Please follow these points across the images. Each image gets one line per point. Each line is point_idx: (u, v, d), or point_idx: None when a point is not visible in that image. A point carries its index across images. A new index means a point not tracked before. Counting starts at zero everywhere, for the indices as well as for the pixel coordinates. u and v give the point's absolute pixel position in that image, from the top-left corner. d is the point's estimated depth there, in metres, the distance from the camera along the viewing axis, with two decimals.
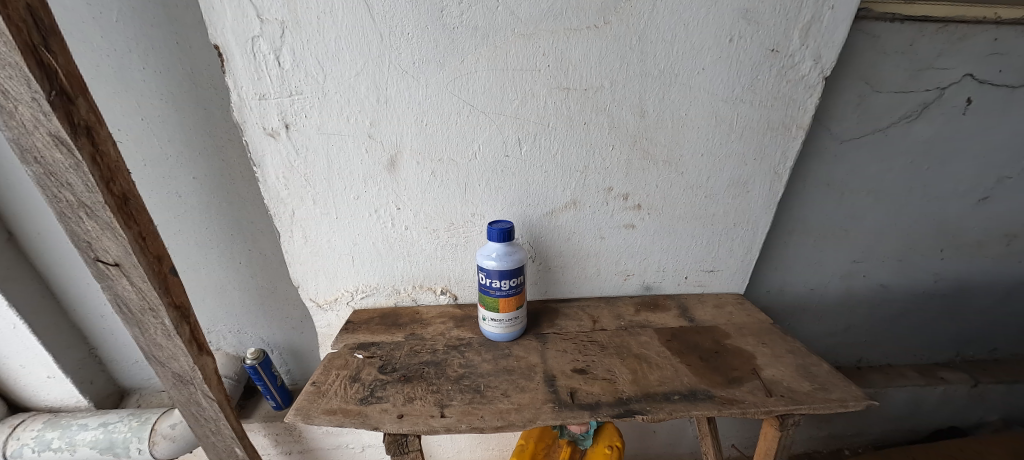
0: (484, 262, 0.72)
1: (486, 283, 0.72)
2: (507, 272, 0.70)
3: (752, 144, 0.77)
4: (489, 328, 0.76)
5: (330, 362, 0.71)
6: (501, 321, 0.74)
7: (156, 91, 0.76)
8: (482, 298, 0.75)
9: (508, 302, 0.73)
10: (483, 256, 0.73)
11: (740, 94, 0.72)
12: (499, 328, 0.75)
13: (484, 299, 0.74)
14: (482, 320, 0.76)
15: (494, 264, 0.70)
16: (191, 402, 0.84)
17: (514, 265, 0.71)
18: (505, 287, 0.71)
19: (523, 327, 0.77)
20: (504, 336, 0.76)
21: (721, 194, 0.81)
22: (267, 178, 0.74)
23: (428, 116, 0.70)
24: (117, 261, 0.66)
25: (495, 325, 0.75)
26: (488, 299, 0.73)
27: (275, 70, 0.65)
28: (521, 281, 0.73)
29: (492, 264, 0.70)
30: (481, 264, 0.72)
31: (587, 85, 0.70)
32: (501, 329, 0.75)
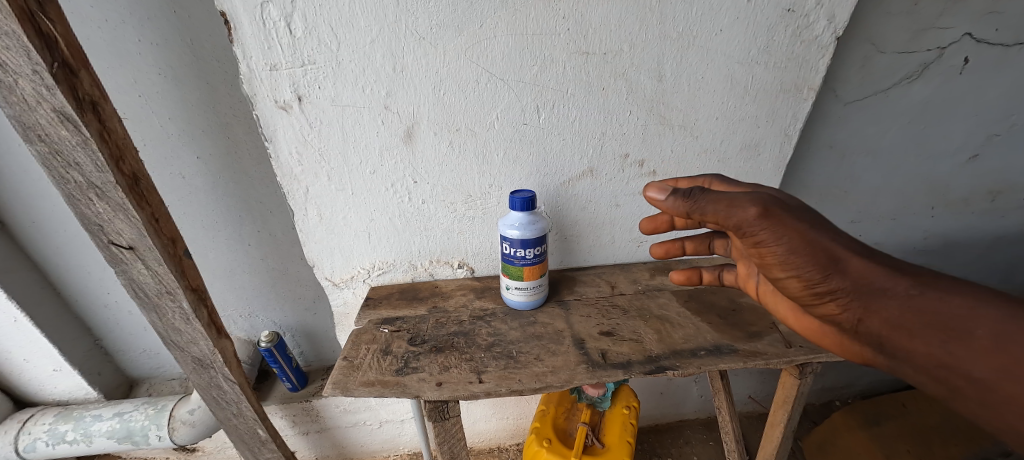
0: (507, 231, 0.72)
1: (509, 252, 0.73)
2: (531, 241, 0.70)
3: (765, 107, 0.77)
4: (512, 297, 0.77)
5: (357, 337, 0.71)
6: (524, 290, 0.75)
7: (151, 64, 0.71)
8: (505, 268, 0.75)
9: (531, 270, 0.74)
10: (505, 225, 0.73)
11: (755, 55, 0.72)
12: (522, 297, 0.76)
13: (507, 268, 0.75)
14: (506, 290, 0.77)
15: (517, 233, 0.71)
16: (212, 386, 0.83)
17: (537, 233, 0.71)
18: (529, 255, 0.72)
19: (545, 294, 0.78)
20: (527, 305, 0.77)
21: (733, 159, 0.82)
22: (280, 154, 0.72)
23: (446, 84, 0.69)
24: (131, 245, 0.64)
25: (519, 294, 0.76)
26: (512, 268, 0.74)
27: (286, 39, 0.62)
28: (544, 249, 0.73)
29: (516, 233, 0.71)
30: (504, 233, 0.72)
31: (607, 49, 0.69)
32: (525, 298, 0.76)
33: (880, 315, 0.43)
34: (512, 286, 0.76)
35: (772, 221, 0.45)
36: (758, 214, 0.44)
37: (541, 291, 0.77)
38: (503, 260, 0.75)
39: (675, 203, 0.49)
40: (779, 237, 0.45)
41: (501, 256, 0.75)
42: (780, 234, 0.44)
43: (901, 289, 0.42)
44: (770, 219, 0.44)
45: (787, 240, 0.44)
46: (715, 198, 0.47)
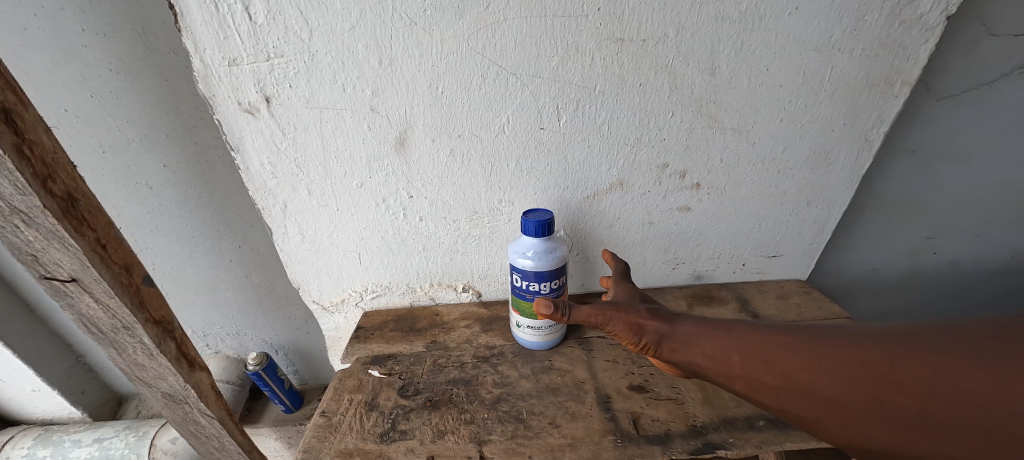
0: (518, 261, 0.60)
1: (520, 286, 0.61)
2: (547, 274, 0.58)
3: (844, 107, 0.61)
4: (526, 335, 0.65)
5: (341, 383, 0.60)
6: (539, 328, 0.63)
7: (100, 59, 0.60)
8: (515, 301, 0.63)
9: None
10: (516, 253, 0.60)
11: (838, 40, 0.56)
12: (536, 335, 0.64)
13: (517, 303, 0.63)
14: (516, 327, 0.65)
15: (531, 264, 0.58)
16: (189, 421, 0.75)
17: (555, 265, 0.59)
18: (545, 291, 0.60)
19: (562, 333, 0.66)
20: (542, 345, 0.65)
21: (796, 169, 0.67)
22: (250, 166, 0.61)
23: (445, 80, 0.56)
24: (73, 277, 0.54)
25: (532, 333, 0.64)
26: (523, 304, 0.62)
27: (245, 26, 0.50)
28: (563, 282, 0.61)
29: (529, 263, 0.58)
30: (514, 263, 0.60)
31: (647, 35, 0.54)
32: (539, 338, 0.64)
33: (678, 354, 0.50)
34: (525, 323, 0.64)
35: (615, 314, 0.52)
36: (602, 312, 0.52)
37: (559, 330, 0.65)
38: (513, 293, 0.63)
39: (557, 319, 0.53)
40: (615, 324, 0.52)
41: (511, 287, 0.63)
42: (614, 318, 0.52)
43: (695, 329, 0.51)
44: (614, 310, 0.52)
45: (625, 327, 0.51)
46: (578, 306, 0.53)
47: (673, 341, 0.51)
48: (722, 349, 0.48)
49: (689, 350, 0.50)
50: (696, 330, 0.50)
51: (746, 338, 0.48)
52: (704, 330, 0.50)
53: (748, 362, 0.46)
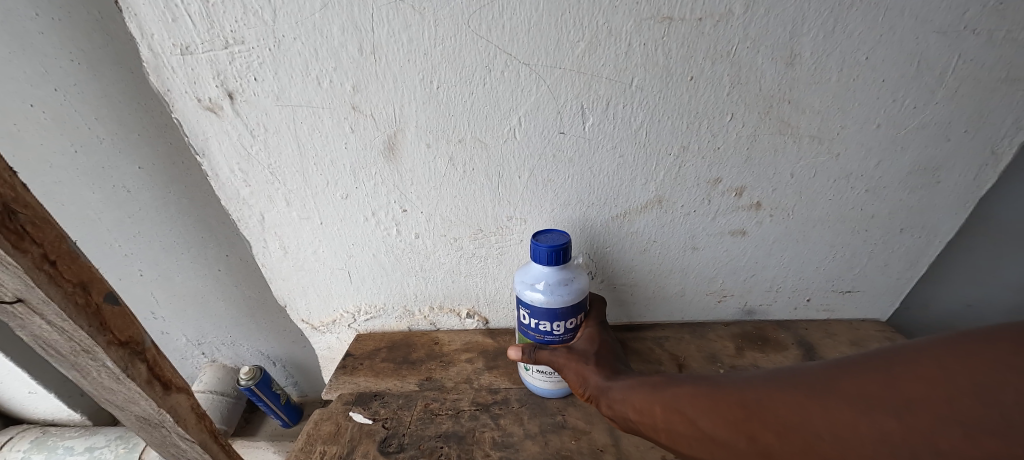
0: (527, 295, 0.49)
1: (528, 324, 0.51)
2: (560, 312, 0.48)
3: (967, 109, 0.46)
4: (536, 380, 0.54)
5: (316, 429, 0.52)
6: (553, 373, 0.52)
7: (59, 47, 0.53)
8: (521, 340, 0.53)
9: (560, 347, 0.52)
10: (524, 283, 0.49)
11: (974, 18, 0.41)
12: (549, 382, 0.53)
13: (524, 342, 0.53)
14: (524, 369, 0.55)
15: (542, 299, 0.48)
16: (168, 444, 0.68)
17: (571, 300, 0.48)
18: (558, 330, 0.50)
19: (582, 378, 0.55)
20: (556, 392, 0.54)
21: (891, 187, 0.52)
22: (218, 172, 0.52)
23: (441, 72, 0.45)
24: (19, 297, 0.47)
25: (541, 380, 0.53)
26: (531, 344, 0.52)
27: (196, 5, 0.41)
28: (579, 321, 0.51)
29: (539, 299, 0.48)
30: (522, 295, 0.49)
31: (704, 12, 0.41)
32: (550, 385, 0.53)
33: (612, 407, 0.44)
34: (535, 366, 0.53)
35: (569, 363, 0.49)
36: (555, 357, 0.49)
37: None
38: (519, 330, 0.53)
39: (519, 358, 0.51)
40: (564, 369, 0.49)
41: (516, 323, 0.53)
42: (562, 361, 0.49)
43: (627, 383, 0.44)
44: (568, 358, 0.49)
45: (574, 377, 0.48)
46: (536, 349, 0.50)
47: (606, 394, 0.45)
48: (642, 400, 0.41)
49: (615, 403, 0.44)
50: (626, 383, 0.44)
51: (658, 384, 0.41)
52: (635, 382, 0.43)
53: (664, 413, 0.38)
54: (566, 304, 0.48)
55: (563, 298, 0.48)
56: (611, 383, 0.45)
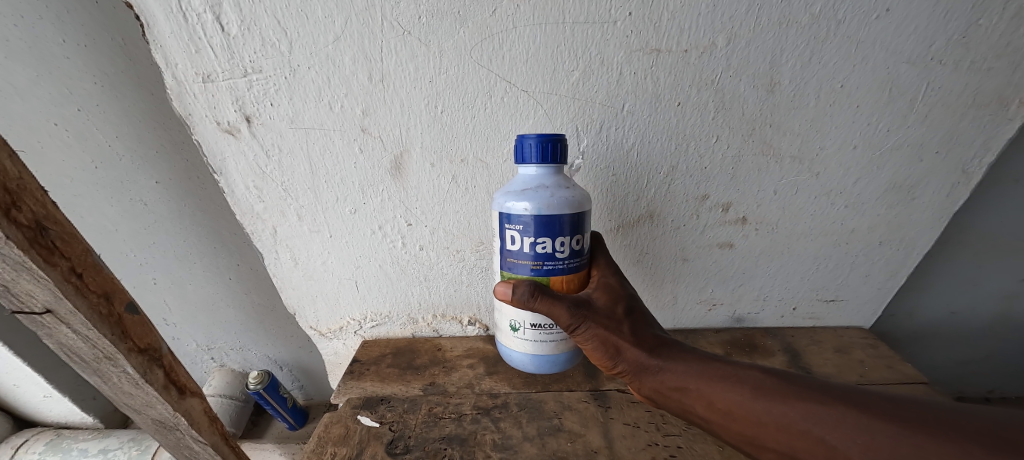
0: (518, 208, 0.45)
1: (523, 245, 0.46)
2: (551, 220, 0.44)
3: (938, 132, 0.49)
4: (523, 342, 0.53)
5: (326, 431, 0.55)
6: (542, 334, 0.51)
7: (85, 71, 0.56)
8: (514, 272, 0.48)
9: (560, 279, 0.48)
10: (512, 197, 0.45)
11: (940, 50, 0.44)
12: (536, 346, 0.52)
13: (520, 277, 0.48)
14: (505, 335, 0.55)
15: (530, 205, 0.44)
16: (182, 446, 0.71)
17: (563, 205, 0.44)
18: (553, 248, 0.45)
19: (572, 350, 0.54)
20: (539, 360, 0.53)
21: (870, 203, 0.55)
22: (234, 188, 0.55)
23: (445, 98, 0.48)
24: (48, 308, 0.50)
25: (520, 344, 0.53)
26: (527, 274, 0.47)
27: (219, 38, 0.44)
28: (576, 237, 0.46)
29: (527, 204, 0.44)
30: (510, 207, 0.45)
31: (689, 45, 0.44)
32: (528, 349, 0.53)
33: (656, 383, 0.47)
34: (526, 324, 0.51)
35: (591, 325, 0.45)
36: (574, 318, 0.45)
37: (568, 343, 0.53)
38: (511, 259, 0.48)
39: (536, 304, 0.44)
40: (590, 338, 0.46)
41: (507, 252, 0.48)
42: (589, 331, 0.46)
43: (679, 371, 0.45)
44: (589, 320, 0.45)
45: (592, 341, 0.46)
46: (545, 300, 0.44)
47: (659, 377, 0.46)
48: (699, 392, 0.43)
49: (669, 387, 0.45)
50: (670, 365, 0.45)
51: (735, 381, 0.42)
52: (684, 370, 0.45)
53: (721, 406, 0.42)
54: (566, 215, 0.44)
55: (563, 205, 0.44)
56: (667, 368, 0.46)
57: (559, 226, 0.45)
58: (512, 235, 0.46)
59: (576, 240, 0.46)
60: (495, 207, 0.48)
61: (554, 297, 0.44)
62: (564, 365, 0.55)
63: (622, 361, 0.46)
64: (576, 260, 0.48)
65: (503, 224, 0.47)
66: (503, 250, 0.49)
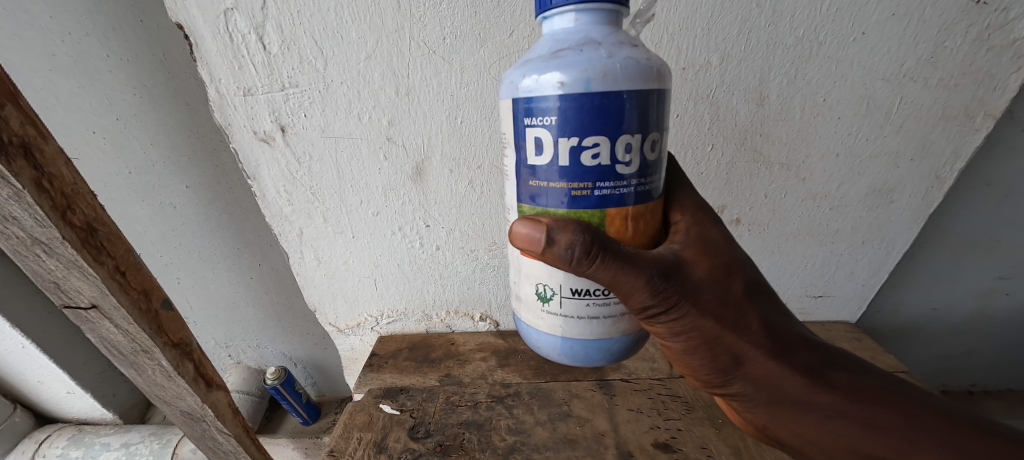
0: (549, 85, 0.27)
1: (556, 152, 0.29)
2: (603, 91, 0.27)
3: (912, 141, 0.54)
4: (555, 319, 0.35)
5: (351, 418, 0.59)
6: (588, 308, 0.34)
7: (125, 83, 0.60)
8: (543, 202, 0.31)
9: (620, 214, 0.31)
10: (537, 69, 0.28)
11: (912, 68, 0.49)
12: (575, 325, 0.34)
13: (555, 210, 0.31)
14: (526, 308, 0.38)
15: (568, 70, 0.27)
16: (207, 438, 0.75)
17: (625, 65, 0.27)
18: (611, 149, 0.28)
19: (633, 335, 0.36)
20: (581, 348, 0.35)
21: (853, 206, 0.60)
22: (265, 192, 0.59)
23: (465, 111, 0.52)
24: (93, 303, 0.54)
25: (550, 320, 0.36)
26: (565, 202, 0.30)
27: (260, 57, 0.48)
28: (644, 129, 0.29)
29: (563, 68, 0.27)
30: (533, 81, 0.28)
31: (687, 63, 0.49)
32: (560, 329, 0.35)
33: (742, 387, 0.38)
34: (562, 290, 0.34)
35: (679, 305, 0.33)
36: (654, 294, 0.32)
37: (626, 324, 0.35)
38: (537, 180, 0.31)
39: (602, 274, 0.30)
40: (688, 331, 0.35)
41: (529, 168, 0.31)
42: (688, 322, 0.34)
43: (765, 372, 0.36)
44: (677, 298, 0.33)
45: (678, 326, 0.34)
46: (607, 264, 0.30)
47: (822, 418, 0.36)
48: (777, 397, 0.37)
49: (839, 436, 0.36)
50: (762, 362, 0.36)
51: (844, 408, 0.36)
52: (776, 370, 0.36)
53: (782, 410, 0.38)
54: (630, 91, 0.27)
55: (624, 73, 0.27)
56: (836, 406, 0.36)
57: (620, 114, 0.27)
58: (538, 137, 0.29)
59: (646, 142, 0.29)
60: (508, 94, 0.31)
61: (624, 257, 0.30)
62: (615, 359, 0.37)
63: (738, 368, 0.36)
64: (644, 178, 0.31)
65: (522, 121, 0.30)
66: (523, 168, 0.32)
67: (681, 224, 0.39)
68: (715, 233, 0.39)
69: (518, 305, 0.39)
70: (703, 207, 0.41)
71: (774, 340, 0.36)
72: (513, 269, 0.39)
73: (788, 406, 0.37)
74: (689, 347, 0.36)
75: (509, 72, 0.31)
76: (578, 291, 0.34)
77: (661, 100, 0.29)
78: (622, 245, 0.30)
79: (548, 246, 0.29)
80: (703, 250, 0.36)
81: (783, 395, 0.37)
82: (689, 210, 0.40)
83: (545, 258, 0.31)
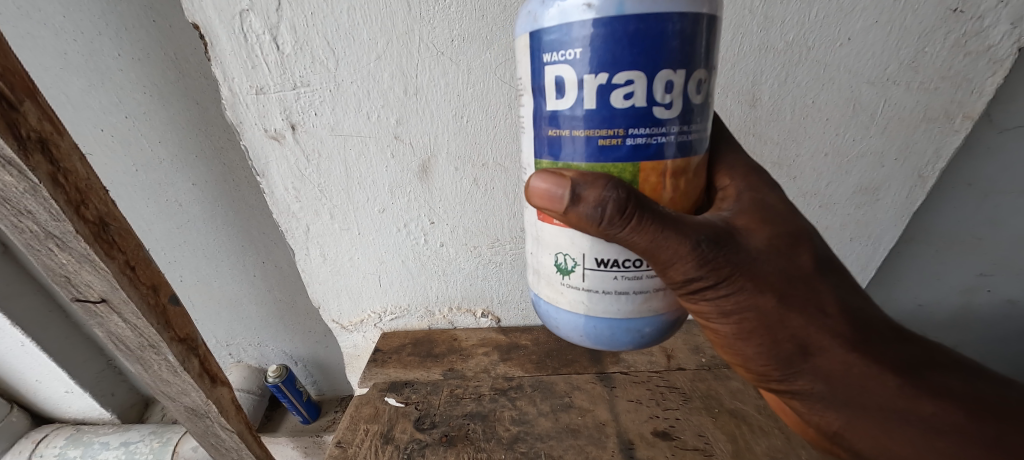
0: (577, 14, 0.26)
1: (582, 94, 0.28)
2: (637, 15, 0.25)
3: (896, 142, 0.57)
4: (575, 293, 0.34)
5: (357, 411, 0.60)
6: (615, 282, 0.33)
7: (136, 82, 0.61)
8: (567, 155, 0.30)
9: (654, 169, 0.29)
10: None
11: (894, 72, 0.52)
12: (598, 302, 0.33)
13: (581, 159, 0.29)
14: (546, 283, 0.37)
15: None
16: (209, 434, 0.76)
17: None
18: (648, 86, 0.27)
19: (664, 315, 0.34)
20: (604, 326, 0.34)
21: (841, 204, 0.63)
22: (274, 190, 0.61)
23: (471, 110, 0.54)
24: (103, 297, 0.55)
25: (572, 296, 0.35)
26: (590, 154, 0.29)
27: (273, 56, 0.50)
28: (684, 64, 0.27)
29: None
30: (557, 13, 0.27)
31: None
32: (581, 307, 0.34)
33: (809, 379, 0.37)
34: (586, 262, 0.33)
35: (732, 281, 0.32)
36: (699, 265, 0.30)
37: (655, 302, 0.34)
38: (559, 125, 0.30)
39: (639, 238, 0.29)
40: (742, 311, 0.34)
41: (551, 114, 0.30)
42: (741, 300, 0.33)
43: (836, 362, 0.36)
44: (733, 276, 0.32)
45: (734, 306, 0.33)
46: (640, 226, 0.28)
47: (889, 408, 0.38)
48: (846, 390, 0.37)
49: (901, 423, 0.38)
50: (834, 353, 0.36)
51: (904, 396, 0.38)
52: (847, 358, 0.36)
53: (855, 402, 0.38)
54: (669, 18, 0.25)
55: None
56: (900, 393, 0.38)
57: (656, 42, 0.26)
58: (560, 77, 0.28)
59: (686, 80, 0.27)
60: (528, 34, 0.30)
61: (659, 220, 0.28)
62: (642, 343, 0.36)
63: (801, 354, 0.36)
64: (684, 125, 0.29)
65: (545, 58, 0.29)
66: (543, 113, 0.31)
67: (731, 189, 0.38)
68: (771, 199, 0.37)
69: (537, 279, 0.38)
70: (753, 171, 0.40)
71: (842, 322, 0.36)
72: (532, 240, 0.38)
73: (876, 412, 0.38)
74: (741, 333, 0.35)
75: (528, 3, 0.30)
76: (601, 263, 0.32)
77: (703, 32, 0.27)
78: (658, 205, 0.29)
79: (572, 204, 0.28)
80: (758, 217, 0.35)
81: (866, 399, 0.38)
82: (739, 175, 0.39)
83: (568, 217, 0.30)
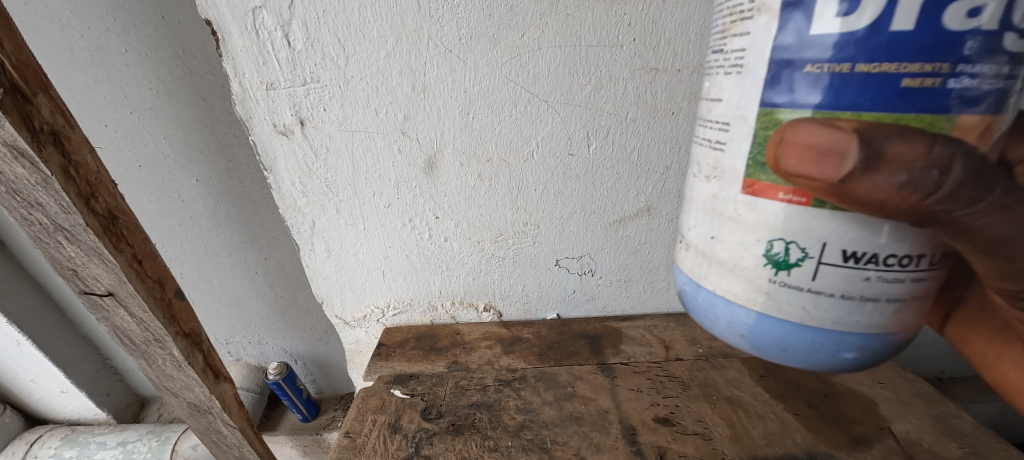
0: None
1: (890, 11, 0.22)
2: None
3: None
4: (788, 291, 0.29)
5: (363, 402, 0.60)
6: (865, 284, 0.27)
7: (142, 78, 0.62)
8: (813, 100, 0.25)
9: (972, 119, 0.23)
10: None
11: None
12: (837, 306, 0.28)
13: (862, 103, 0.23)
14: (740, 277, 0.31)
15: None
16: (211, 430, 0.76)
17: None
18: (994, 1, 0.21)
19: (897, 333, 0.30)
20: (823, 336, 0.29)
21: None
22: (281, 185, 0.61)
23: (476, 106, 0.56)
24: (110, 291, 0.55)
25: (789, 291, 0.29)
26: (876, 97, 0.23)
27: (285, 52, 0.51)
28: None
29: None
30: None
31: (682, 65, 0.54)
32: (797, 297, 0.29)
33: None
34: (833, 256, 0.27)
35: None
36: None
37: (904, 313, 0.29)
38: (799, 58, 0.24)
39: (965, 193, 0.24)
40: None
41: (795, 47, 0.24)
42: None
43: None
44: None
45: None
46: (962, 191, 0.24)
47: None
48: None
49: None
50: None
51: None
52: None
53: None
54: None
55: None
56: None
57: None
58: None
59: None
60: None
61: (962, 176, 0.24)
62: (855, 358, 0.30)
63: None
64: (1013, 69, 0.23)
65: None
66: (770, 42, 0.26)
67: None
68: None
69: (720, 269, 0.32)
70: None
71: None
72: (713, 220, 0.32)
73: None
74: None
75: None
76: (846, 256, 0.27)
77: None
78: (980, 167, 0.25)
79: (870, 170, 0.23)
80: None
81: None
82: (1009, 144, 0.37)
83: (845, 183, 0.24)
